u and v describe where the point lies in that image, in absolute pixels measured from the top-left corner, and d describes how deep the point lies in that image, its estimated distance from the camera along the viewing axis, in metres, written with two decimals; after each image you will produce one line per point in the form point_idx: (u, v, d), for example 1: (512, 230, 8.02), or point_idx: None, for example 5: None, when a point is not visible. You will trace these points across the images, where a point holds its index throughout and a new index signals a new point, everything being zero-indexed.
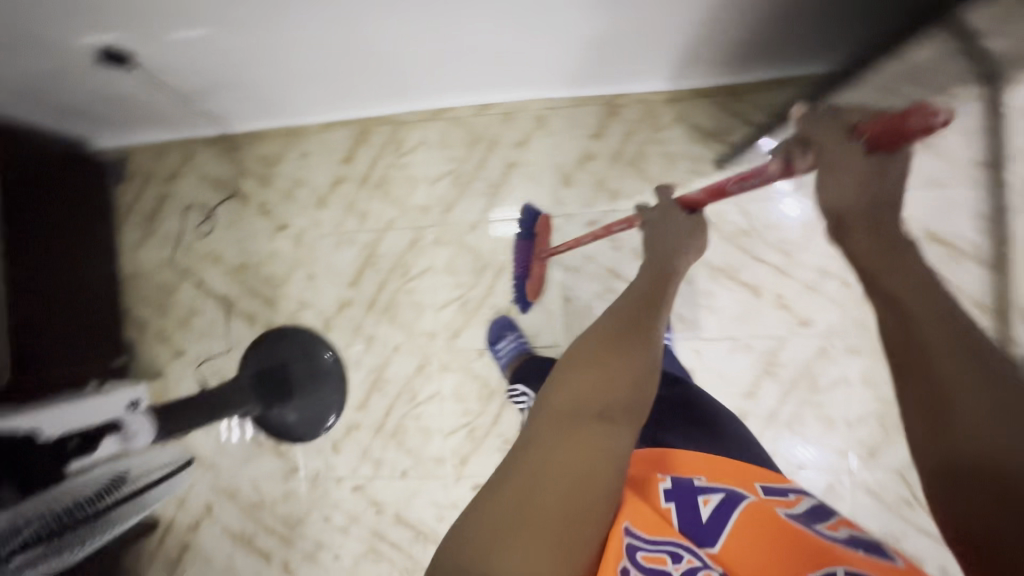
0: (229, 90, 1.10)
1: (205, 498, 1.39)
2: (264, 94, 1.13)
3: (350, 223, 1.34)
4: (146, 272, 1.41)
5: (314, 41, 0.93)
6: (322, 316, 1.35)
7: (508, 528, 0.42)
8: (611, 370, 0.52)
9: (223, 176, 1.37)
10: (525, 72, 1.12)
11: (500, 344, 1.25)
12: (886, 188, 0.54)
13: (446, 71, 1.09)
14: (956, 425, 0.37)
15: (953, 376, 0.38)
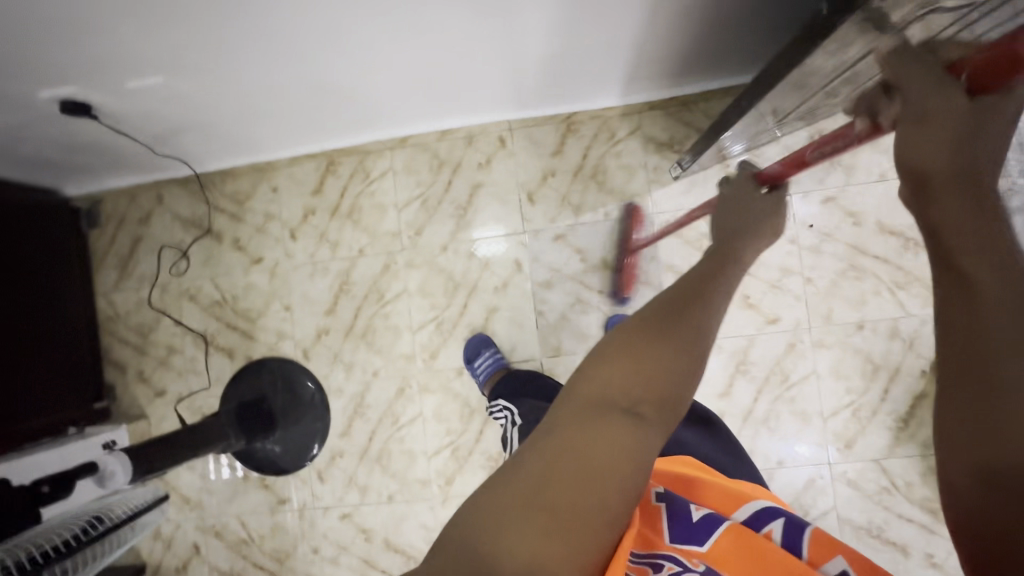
0: (194, 132, 1.13)
1: (191, 539, 1.38)
2: (229, 133, 1.16)
3: (323, 253, 1.36)
4: (124, 314, 1.43)
5: (272, 79, 0.95)
6: (301, 346, 1.36)
7: (510, 522, 0.39)
8: (652, 358, 0.46)
9: (196, 215, 1.39)
10: (482, 97, 1.16)
11: (477, 362, 1.26)
12: (987, 147, 0.37)
13: (405, 101, 1.13)
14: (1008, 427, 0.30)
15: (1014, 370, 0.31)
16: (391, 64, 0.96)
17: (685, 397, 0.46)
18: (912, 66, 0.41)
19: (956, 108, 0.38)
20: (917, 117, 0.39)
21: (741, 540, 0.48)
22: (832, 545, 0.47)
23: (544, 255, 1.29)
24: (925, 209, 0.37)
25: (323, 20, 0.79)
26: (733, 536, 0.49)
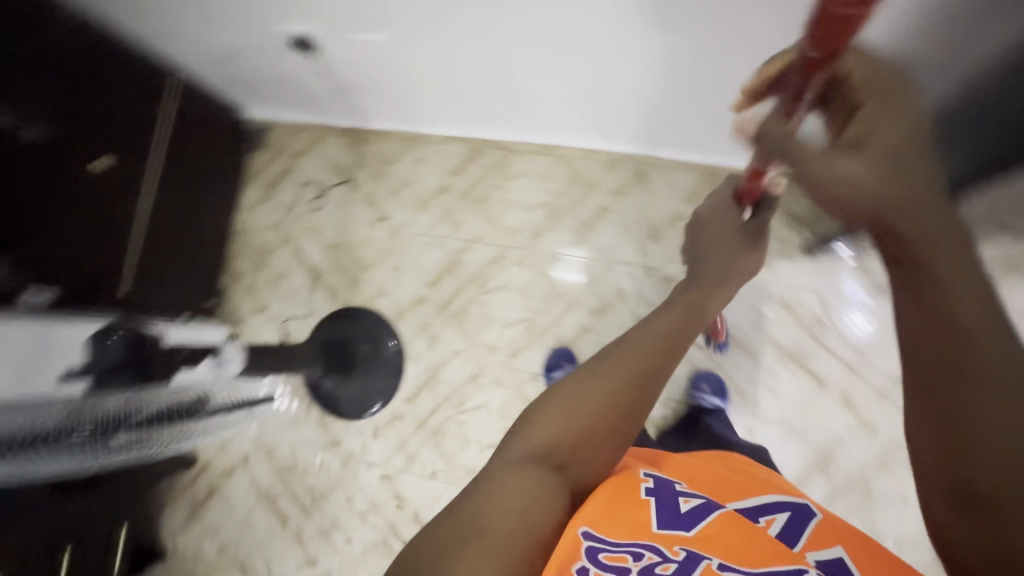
0: (378, 88, 1.24)
1: (244, 450, 1.47)
2: (405, 97, 1.26)
3: (443, 229, 1.45)
4: (254, 230, 1.57)
5: (460, 63, 1.05)
6: (396, 307, 1.44)
7: (460, 539, 0.46)
8: (569, 414, 0.60)
9: (343, 164, 1.51)
10: (641, 129, 1.20)
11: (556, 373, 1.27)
12: (904, 158, 0.51)
13: (570, 111, 1.18)
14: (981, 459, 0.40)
15: (984, 416, 0.40)
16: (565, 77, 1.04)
17: (592, 444, 0.60)
18: (773, 145, 0.61)
19: (855, 165, 0.52)
20: (820, 192, 0.56)
21: (733, 520, 0.59)
22: (832, 538, 0.59)
23: (649, 292, 1.31)
24: (900, 244, 0.48)
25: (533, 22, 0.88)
26: (726, 517, 0.59)
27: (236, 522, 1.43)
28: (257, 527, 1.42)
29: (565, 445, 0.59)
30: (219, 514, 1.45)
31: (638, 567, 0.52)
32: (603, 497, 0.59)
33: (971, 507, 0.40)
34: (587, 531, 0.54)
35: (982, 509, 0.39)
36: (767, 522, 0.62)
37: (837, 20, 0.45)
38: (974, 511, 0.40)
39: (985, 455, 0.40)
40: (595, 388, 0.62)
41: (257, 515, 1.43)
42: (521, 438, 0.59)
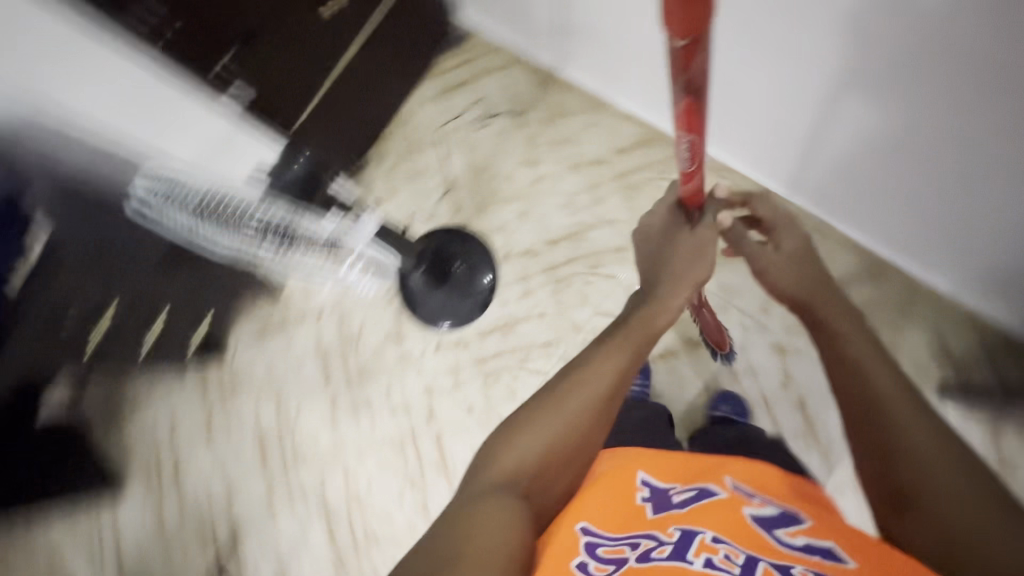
0: (602, 48, 1.25)
1: (321, 305, 1.53)
2: (619, 67, 1.28)
3: (583, 198, 1.45)
4: (413, 120, 1.57)
5: (690, 33, 1.03)
6: (508, 249, 1.47)
7: (444, 559, 0.60)
8: (519, 444, 0.77)
9: (522, 96, 1.51)
10: (830, 189, 1.21)
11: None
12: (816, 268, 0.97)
13: (774, 143, 1.20)
14: (901, 479, 0.68)
15: (923, 459, 0.67)
16: (783, 97, 1.06)
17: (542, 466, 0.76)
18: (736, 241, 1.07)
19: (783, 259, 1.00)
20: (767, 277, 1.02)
21: (711, 507, 0.70)
22: (829, 530, 0.66)
23: (749, 349, 1.28)
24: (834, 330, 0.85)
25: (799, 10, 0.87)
26: (707, 504, 0.71)
27: (285, 362, 1.54)
28: (302, 374, 1.52)
29: (531, 464, 0.75)
30: (277, 346, 1.54)
31: (633, 554, 0.69)
32: (591, 504, 0.77)
33: (903, 516, 0.68)
34: (586, 528, 0.74)
35: (900, 500, 0.68)
36: (758, 502, 0.71)
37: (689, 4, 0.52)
38: (905, 512, 0.67)
39: (904, 470, 0.68)
40: (551, 420, 0.78)
41: (306, 365, 1.53)
42: (490, 473, 0.74)
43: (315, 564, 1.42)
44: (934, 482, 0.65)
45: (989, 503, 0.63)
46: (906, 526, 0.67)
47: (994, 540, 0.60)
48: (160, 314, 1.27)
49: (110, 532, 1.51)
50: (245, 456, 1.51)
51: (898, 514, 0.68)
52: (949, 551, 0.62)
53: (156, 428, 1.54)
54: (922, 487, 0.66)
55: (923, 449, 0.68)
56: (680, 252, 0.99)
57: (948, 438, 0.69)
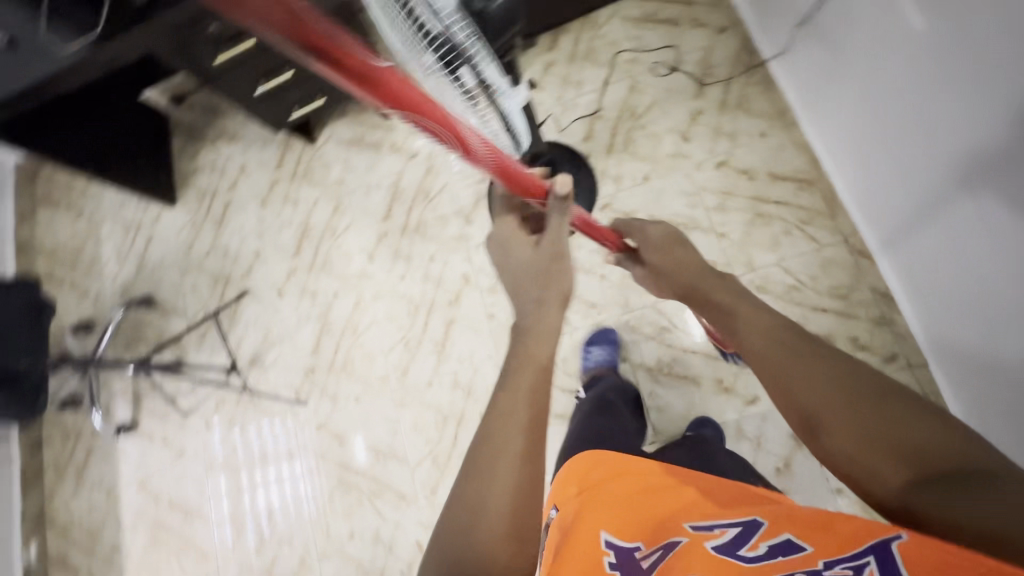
0: (818, 42, 1.12)
1: (419, 150, 1.53)
2: (822, 75, 1.15)
3: (712, 195, 1.31)
4: (600, 32, 1.47)
5: (886, 78, 0.98)
6: (609, 201, 1.37)
7: None
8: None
9: (715, 67, 1.38)
10: (944, 308, 1.04)
11: (592, 351, 1.26)
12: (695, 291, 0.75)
13: (914, 229, 1.05)
14: (813, 405, 0.52)
15: (819, 387, 0.53)
16: (943, 172, 0.92)
17: None
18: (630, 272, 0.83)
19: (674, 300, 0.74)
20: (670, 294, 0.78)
21: (677, 562, 0.53)
22: (786, 526, 0.52)
23: (772, 425, 1.22)
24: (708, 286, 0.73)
25: (980, 129, 0.83)
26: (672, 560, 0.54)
27: (361, 180, 1.56)
28: (368, 199, 1.54)
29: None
30: (363, 162, 1.57)
31: None
32: None
33: (815, 438, 0.51)
34: None
35: (810, 429, 0.52)
36: (720, 531, 0.55)
37: None
38: (816, 431, 0.51)
39: (811, 397, 0.52)
40: (485, 476, 0.52)
41: (373, 193, 1.54)
42: None
43: (291, 358, 1.49)
44: (821, 388, 0.52)
45: (881, 386, 0.50)
46: (823, 446, 0.51)
47: (899, 418, 0.47)
48: (286, 74, 1.32)
49: (153, 231, 1.73)
50: (283, 238, 1.59)
51: (811, 441, 0.52)
52: (881, 445, 0.47)
53: (226, 172, 1.70)
54: (821, 402, 0.51)
55: (798, 371, 0.55)
56: (530, 246, 0.73)
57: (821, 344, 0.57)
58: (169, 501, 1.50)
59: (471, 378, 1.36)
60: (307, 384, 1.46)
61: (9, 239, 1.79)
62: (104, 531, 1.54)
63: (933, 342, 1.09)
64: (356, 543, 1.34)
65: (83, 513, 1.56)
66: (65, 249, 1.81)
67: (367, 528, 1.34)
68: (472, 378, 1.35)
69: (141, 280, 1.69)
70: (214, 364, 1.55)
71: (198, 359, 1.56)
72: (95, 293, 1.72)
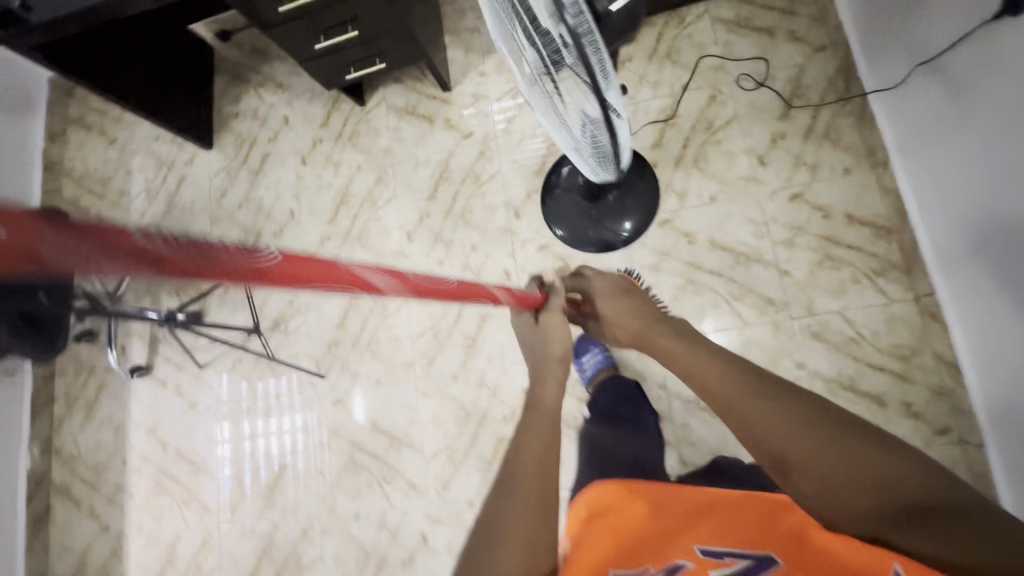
0: (922, 91, 1.05)
1: (476, 131, 1.45)
2: (920, 126, 1.08)
3: (781, 227, 1.24)
4: (686, 31, 1.36)
5: (984, 136, 0.92)
6: (671, 217, 1.29)
7: None
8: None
9: (807, 88, 1.28)
10: (1011, 393, 0.97)
11: (584, 358, 1.24)
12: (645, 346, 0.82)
13: (990, 306, 0.99)
14: (778, 447, 0.57)
15: (772, 426, 0.59)
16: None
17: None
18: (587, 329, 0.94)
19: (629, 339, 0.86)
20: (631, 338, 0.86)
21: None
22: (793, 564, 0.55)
23: None
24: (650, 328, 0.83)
25: None
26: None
27: (410, 153, 1.48)
28: (415, 174, 1.47)
29: None
30: (414, 135, 1.49)
31: None
32: None
33: (786, 478, 0.56)
34: None
35: (779, 468, 0.57)
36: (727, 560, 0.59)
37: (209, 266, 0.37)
38: (787, 472, 0.56)
39: (771, 433, 0.58)
40: (511, 485, 0.65)
41: (421, 168, 1.47)
42: None
43: (316, 328, 1.45)
44: (783, 430, 0.57)
45: (838, 422, 0.57)
46: (794, 484, 0.56)
47: (862, 455, 0.53)
48: (347, 33, 1.22)
49: (186, 172, 1.66)
50: (320, 202, 1.52)
51: (783, 479, 0.57)
52: (851, 480, 0.52)
53: (268, 122, 1.62)
54: (786, 442, 0.57)
55: (757, 414, 0.60)
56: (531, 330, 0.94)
57: (781, 385, 0.63)
58: (176, 451, 1.49)
59: (499, 379, 1.31)
60: (329, 356, 1.43)
61: (37, 156, 1.73)
62: (108, 470, 1.54)
63: (999, 427, 1.02)
64: (360, 524, 1.33)
65: (89, 448, 1.56)
66: (94, 176, 1.75)
67: (373, 511, 1.33)
68: (500, 379, 1.31)
69: (169, 222, 1.64)
70: (235, 321, 1.51)
71: (219, 312, 1.52)
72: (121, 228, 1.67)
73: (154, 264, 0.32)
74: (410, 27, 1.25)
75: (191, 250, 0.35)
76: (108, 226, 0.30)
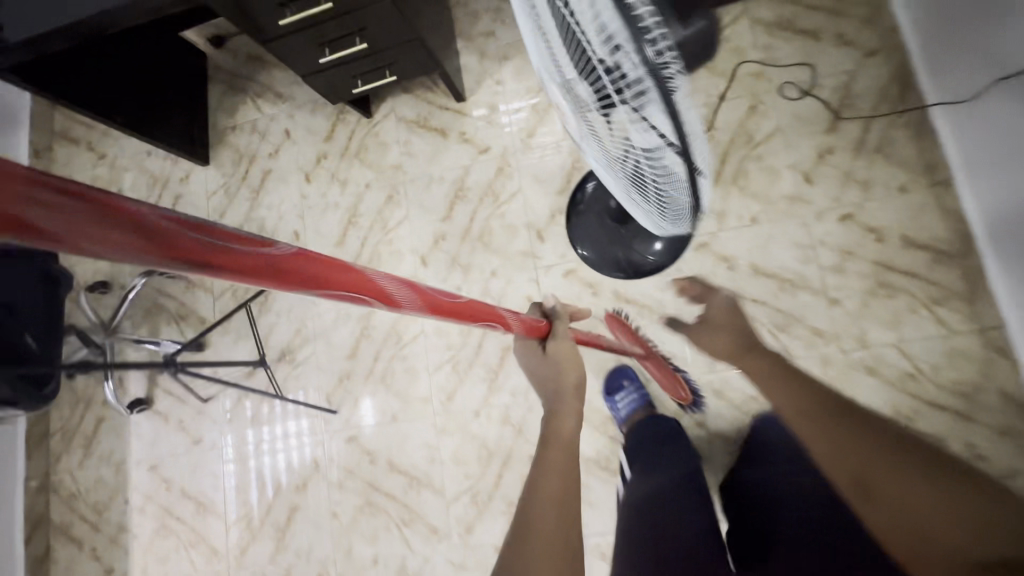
0: (998, 108, 0.96)
1: (493, 145, 1.35)
2: (994, 147, 0.99)
3: (831, 252, 1.14)
4: (723, 34, 1.25)
5: None
6: (708, 240, 1.19)
7: None
8: None
9: (856, 97, 1.17)
10: None
11: (618, 396, 1.16)
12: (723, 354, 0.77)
13: None
14: (870, 476, 0.51)
15: (853, 446, 0.54)
16: None
17: None
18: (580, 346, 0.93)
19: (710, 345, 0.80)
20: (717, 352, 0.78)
21: None
22: None
23: None
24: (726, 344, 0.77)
25: None
26: None
27: (422, 169, 1.38)
28: (429, 192, 1.37)
29: None
30: (426, 149, 1.38)
31: None
32: None
33: (864, 501, 0.51)
34: None
35: (859, 491, 0.51)
36: None
37: (240, 249, 0.35)
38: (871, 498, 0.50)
39: (856, 455, 0.53)
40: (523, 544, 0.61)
41: (434, 186, 1.36)
42: None
43: (326, 360, 1.36)
44: (869, 455, 0.53)
45: (929, 455, 0.52)
46: (879, 511, 0.50)
47: (951, 491, 0.48)
48: (355, 46, 1.11)
49: (182, 189, 1.56)
50: (325, 223, 1.42)
51: (865, 506, 0.51)
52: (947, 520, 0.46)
53: (268, 136, 1.51)
54: (872, 467, 0.52)
55: (841, 433, 0.56)
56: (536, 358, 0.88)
57: (883, 424, 0.56)
58: (180, 489, 1.41)
59: (524, 416, 1.22)
60: (341, 390, 1.34)
61: None
62: (110, 509, 1.46)
63: None
64: (378, 571, 1.25)
65: (89, 486, 1.48)
66: None
67: (392, 556, 1.25)
68: (525, 416, 1.22)
69: None
70: (239, 352, 1.42)
71: (223, 342, 1.43)
72: None
73: (161, 244, 0.29)
74: (423, 36, 1.14)
75: (211, 235, 0.33)
76: (109, 196, 0.27)
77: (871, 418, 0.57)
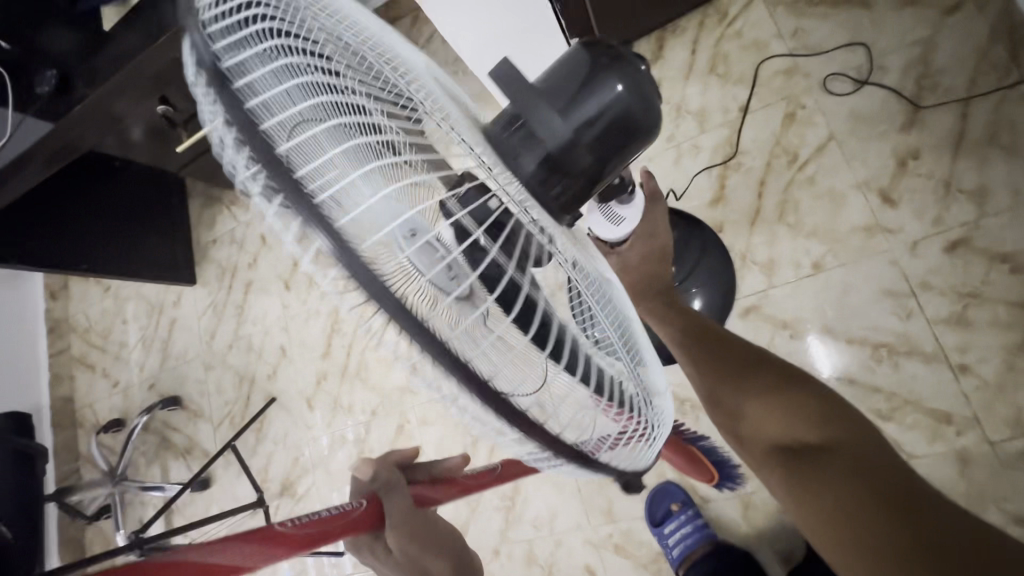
0: None
1: None
2: None
3: (941, 297, 0.80)
4: (734, 30, 0.97)
5: None
6: (756, 301, 0.89)
7: None
8: None
9: (939, 74, 0.84)
10: None
11: (668, 527, 0.87)
12: (712, 389, 0.55)
13: None
14: (732, 396, 0.53)
15: (728, 363, 0.55)
16: None
17: None
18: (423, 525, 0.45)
19: (656, 316, 0.60)
20: (645, 287, 0.61)
21: None
22: None
23: None
24: (643, 297, 0.61)
25: None
26: None
27: None
28: None
29: None
30: None
31: None
32: None
33: (720, 409, 0.55)
34: None
35: (718, 403, 0.55)
36: None
37: None
38: (723, 410, 0.54)
39: (726, 389, 0.54)
40: None
41: None
42: None
43: (326, 491, 1.20)
44: (737, 362, 0.55)
45: (794, 376, 0.53)
46: (732, 415, 0.53)
47: (800, 405, 0.49)
48: None
49: (176, 313, 1.49)
50: (310, 334, 1.28)
51: (718, 412, 0.55)
52: (782, 427, 0.48)
53: (246, 244, 1.40)
54: (730, 386, 0.54)
55: (719, 352, 0.56)
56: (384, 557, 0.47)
57: (755, 350, 0.57)
58: None
59: (552, 553, 0.97)
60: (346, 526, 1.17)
61: (40, 319, 1.63)
62: None
63: None
64: None
65: None
66: (96, 329, 1.63)
67: None
68: (554, 554, 0.97)
69: (166, 373, 1.47)
70: (241, 488, 1.29)
71: (225, 478, 1.32)
72: (126, 386, 1.53)
73: None
74: None
75: None
76: None
77: (764, 354, 0.57)
